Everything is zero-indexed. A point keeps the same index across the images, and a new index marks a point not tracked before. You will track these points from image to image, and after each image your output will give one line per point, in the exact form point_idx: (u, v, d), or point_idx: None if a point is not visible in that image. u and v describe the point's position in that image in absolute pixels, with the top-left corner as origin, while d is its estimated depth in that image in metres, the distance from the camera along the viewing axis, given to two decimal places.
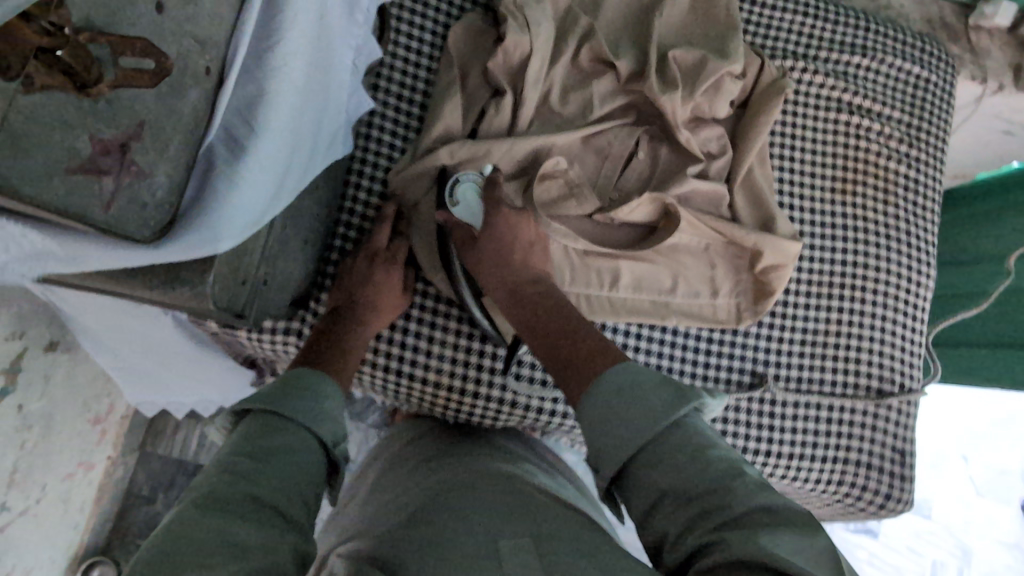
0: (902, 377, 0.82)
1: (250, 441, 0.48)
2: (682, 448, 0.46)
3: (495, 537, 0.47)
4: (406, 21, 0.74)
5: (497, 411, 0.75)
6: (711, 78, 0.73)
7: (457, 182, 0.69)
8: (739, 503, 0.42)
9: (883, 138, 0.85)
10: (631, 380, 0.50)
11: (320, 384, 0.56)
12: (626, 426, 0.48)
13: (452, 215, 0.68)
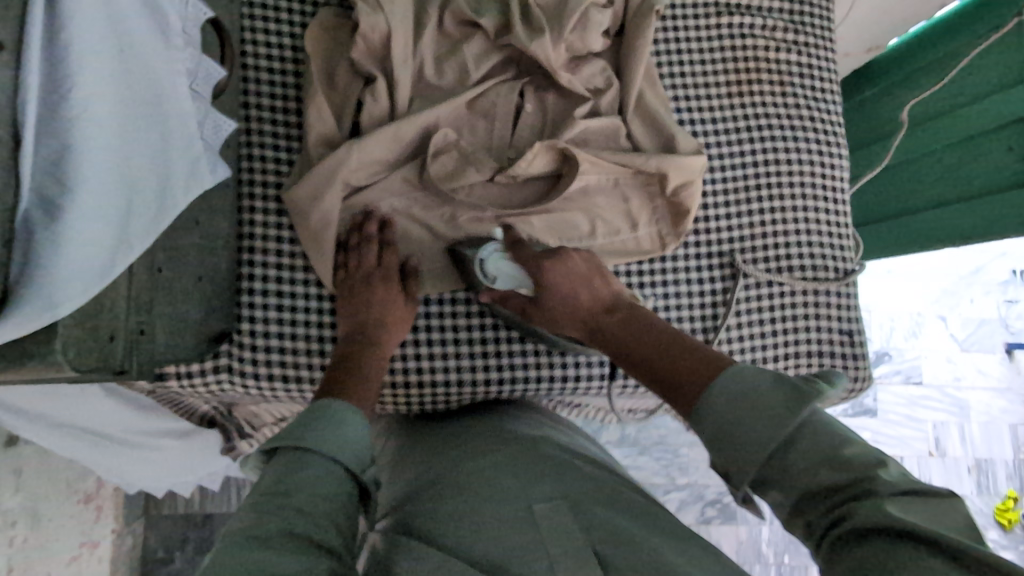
0: (834, 261, 0.83)
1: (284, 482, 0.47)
2: (818, 436, 0.44)
3: (531, 504, 0.52)
4: (261, 32, 0.72)
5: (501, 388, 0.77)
6: (576, 13, 0.70)
7: (482, 262, 0.70)
8: (885, 488, 0.40)
9: (768, 31, 0.84)
10: (738, 391, 0.48)
11: (339, 411, 0.53)
12: (760, 429, 0.45)
13: (495, 290, 0.70)
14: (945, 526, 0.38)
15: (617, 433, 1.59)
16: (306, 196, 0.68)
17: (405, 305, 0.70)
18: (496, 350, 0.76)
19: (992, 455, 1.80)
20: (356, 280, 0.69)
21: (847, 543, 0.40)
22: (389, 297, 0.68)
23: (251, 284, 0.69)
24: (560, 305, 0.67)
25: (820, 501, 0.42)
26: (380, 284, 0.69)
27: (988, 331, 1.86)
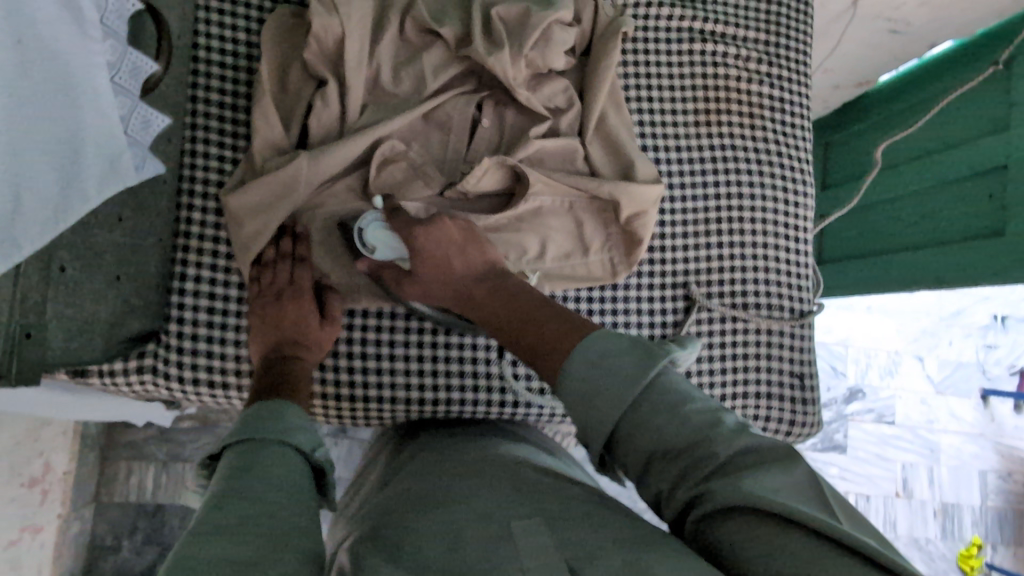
0: (790, 302, 0.81)
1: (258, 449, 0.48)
2: (655, 408, 0.45)
3: (505, 523, 0.45)
4: (216, 27, 0.70)
5: (459, 409, 0.76)
6: (538, 30, 0.69)
7: (362, 234, 0.67)
8: (722, 451, 0.42)
9: (741, 61, 0.82)
10: (591, 363, 0.49)
11: (288, 405, 0.54)
12: (605, 398, 0.46)
13: (374, 260, 0.68)
14: (799, 492, 0.39)
15: (582, 452, 1.57)
16: (241, 198, 0.65)
17: (325, 324, 0.69)
18: (446, 368, 0.75)
19: (959, 500, 1.79)
20: (263, 295, 0.67)
21: (715, 521, 0.40)
22: (311, 314, 0.67)
23: (182, 284, 0.67)
24: (434, 270, 0.66)
25: (675, 468, 0.43)
26: (296, 296, 0.66)
27: (965, 374, 1.85)
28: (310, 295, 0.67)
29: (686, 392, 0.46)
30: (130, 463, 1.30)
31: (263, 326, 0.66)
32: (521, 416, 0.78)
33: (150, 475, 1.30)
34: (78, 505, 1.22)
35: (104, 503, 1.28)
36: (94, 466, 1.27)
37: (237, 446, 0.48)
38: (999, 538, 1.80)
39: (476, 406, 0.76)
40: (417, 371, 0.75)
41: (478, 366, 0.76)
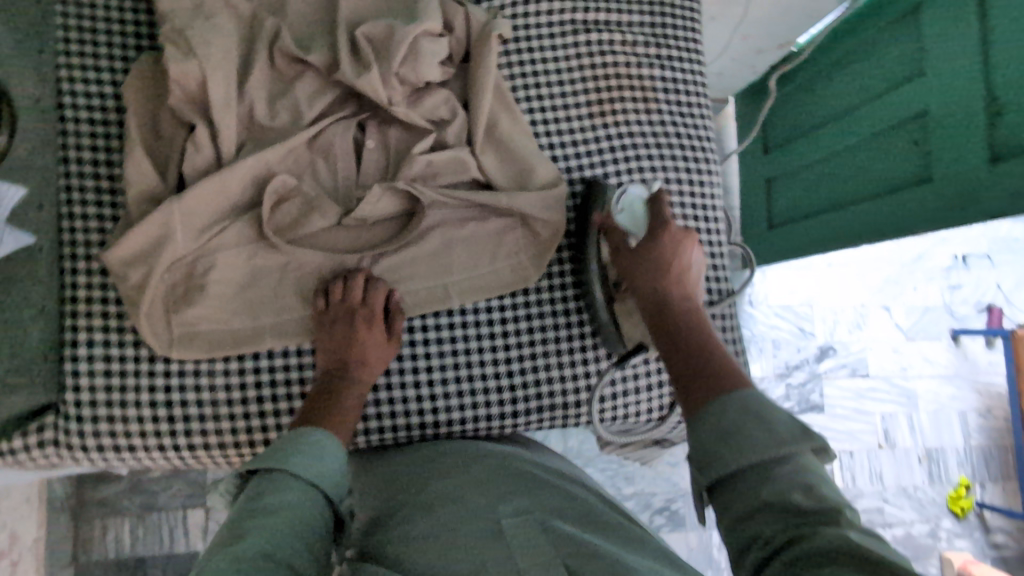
0: (709, 284, 0.81)
1: (257, 498, 0.55)
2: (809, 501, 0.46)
3: (499, 522, 0.57)
4: (81, 83, 0.68)
5: (394, 438, 0.73)
6: (404, 46, 0.67)
7: (625, 193, 0.76)
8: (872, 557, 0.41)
9: (629, 46, 0.81)
10: (753, 411, 0.52)
11: (286, 485, 0.56)
12: (746, 442, 0.50)
13: (614, 217, 0.75)
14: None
15: (560, 446, 1.57)
16: (120, 255, 0.64)
17: (386, 346, 0.71)
18: (387, 397, 0.73)
19: (942, 444, 1.79)
20: (337, 313, 0.70)
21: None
22: (382, 344, 0.70)
23: (74, 350, 0.65)
24: (653, 267, 0.72)
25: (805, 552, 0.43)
26: (370, 327, 0.69)
27: (933, 318, 1.85)
28: (380, 321, 0.70)
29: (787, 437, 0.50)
30: (103, 522, 1.28)
31: (331, 336, 0.69)
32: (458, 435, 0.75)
33: (126, 530, 1.29)
34: None
35: (83, 563, 1.27)
36: (67, 528, 1.26)
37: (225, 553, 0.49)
38: (986, 475, 1.81)
39: (399, 433, 0.73)
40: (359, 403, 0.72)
41: (421, 391, 0.73)
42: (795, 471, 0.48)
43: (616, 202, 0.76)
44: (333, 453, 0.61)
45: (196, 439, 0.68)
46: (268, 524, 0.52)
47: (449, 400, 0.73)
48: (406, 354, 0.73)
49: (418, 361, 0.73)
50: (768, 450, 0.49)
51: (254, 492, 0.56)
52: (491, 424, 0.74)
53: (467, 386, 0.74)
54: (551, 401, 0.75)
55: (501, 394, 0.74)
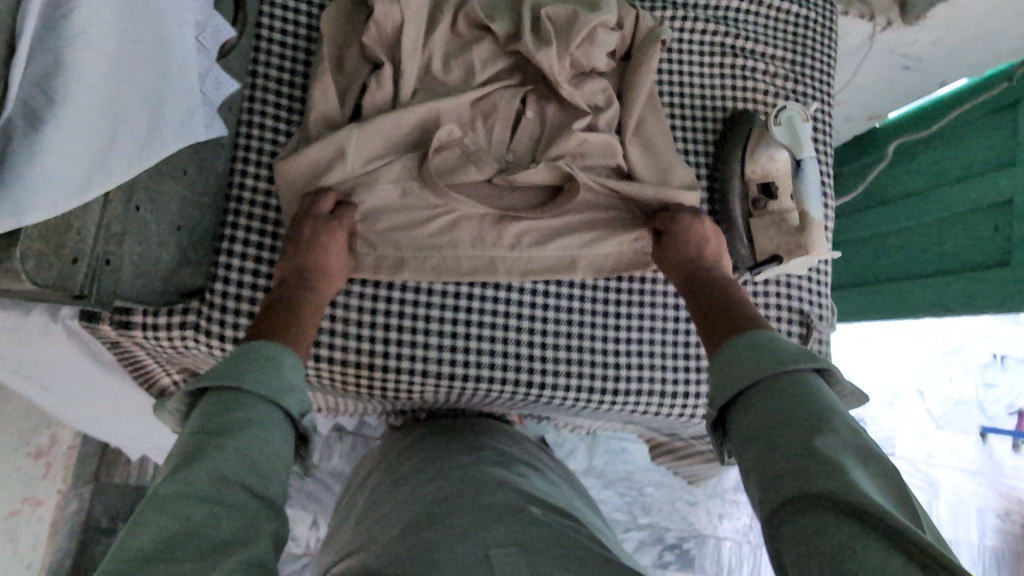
0: (812, 308, 0.83)
1: (207, 419, 0.47)
2: (771, 417, 0.47)
3: (487, 551, 0.52)
4: (280, 8, 0.74)
5: (497, 388, 0.77)
6: (584, 31, 0.73)
7: (781, 109, 0.78)
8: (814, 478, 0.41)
9: (768, 77, 0.87)
10: (761, 341, 0.54)
11: (286, 356, 0.54)
12: (747, 370, 0.51)
13: (768, 129, 0.78)
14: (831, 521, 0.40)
15: (586, 461, 1.58)
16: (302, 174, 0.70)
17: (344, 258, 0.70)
18: (498, 349, 0.77)
19: (958, 538, 1.77)
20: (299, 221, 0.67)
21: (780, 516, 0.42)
22: (343, 256, 0.69)
23: (232, 245, 0.69)
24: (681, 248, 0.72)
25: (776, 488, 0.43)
26: (330, 233, 0.67)
27: (964, 412, 1.86)
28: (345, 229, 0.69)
29: (791, 361, 0.50)
30: None
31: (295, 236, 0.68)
32: (557, 401, 0.79)
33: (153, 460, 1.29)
34: (78, 485, 1.20)
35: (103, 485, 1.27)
36: (98, 445, 1.26)
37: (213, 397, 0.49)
38: None
39: (502, 385, 0.77)
40: (473, 347, 0.77)
41: (532, 349, 0.78)
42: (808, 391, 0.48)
43: (773, 117, 0.78)
44: (293, 359, 0.54)
45: None
46: (226, 451, 0.45)
47: (556, 365, 0.78)
48: (524, 313, 0.78)
49: (534, 323, 0.78)
50: (777, 387, 0.49)
51: (206, 413, 0.48)
52: (589, 394, 0.79)
53: (574, 354, 0.79)
54: (647, 381, 0.80)
55: (604, 367, 0.79)
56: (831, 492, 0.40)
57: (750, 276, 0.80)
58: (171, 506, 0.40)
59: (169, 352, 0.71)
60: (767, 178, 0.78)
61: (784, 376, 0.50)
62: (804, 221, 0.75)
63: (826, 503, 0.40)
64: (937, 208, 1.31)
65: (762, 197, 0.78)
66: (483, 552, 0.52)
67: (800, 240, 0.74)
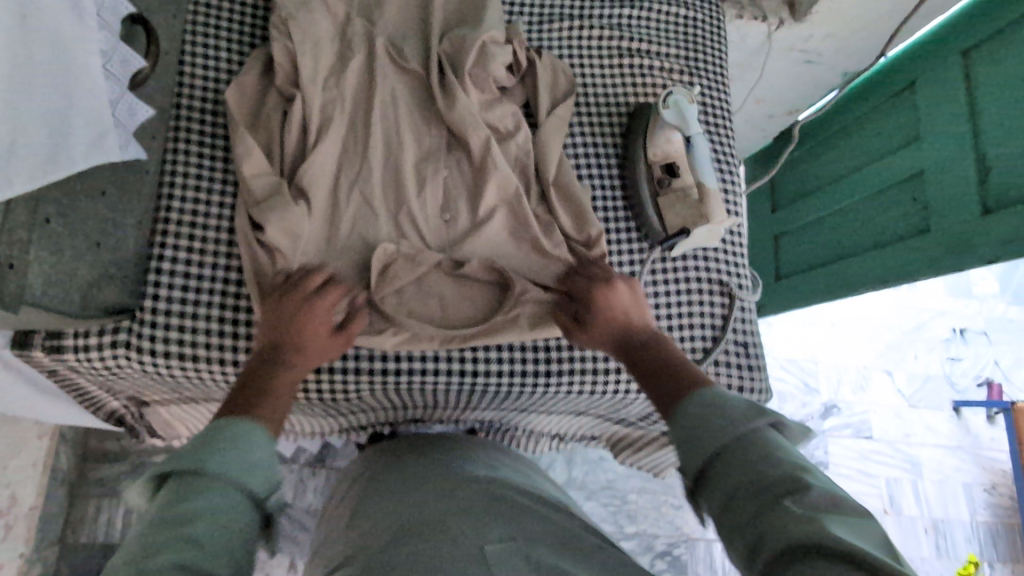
0: (730, 278, 0.87)
1: (167, 506, 0.43)
2: (742, 470, 0.48)
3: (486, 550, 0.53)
4: (201, 47, 0.80)
5: (432, 380, 0.80)
6: (474, 50, 0.80)
7: (668, 94, 0.83)
8: (795, 535, 0.41)
9: (665, 72, 0.94)
10: (706, 398, 0.55)
11: (255, 430, 0.51)
12: (698, 439, 0.53)
13: (661, 114, 0.82)
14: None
15: (565, 474, 1.57)
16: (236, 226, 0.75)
17: (337, 340, 0.70)
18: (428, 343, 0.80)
19: (948, 516, 1.77)
20: (279, 295, 0.69)
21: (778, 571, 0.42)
22: (323, 323, 0.69)
23: (159, 263, 0.72)
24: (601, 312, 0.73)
25: (768, 549, 0.43)
26: (296, 306, 0.68)
27: (934, 387, 1.89)
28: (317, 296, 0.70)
29: (750, 422, 0.51)
30: (99, 501, 1.25)
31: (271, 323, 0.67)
32: (493, 389, 0.82)
33: (120, 514, 1.26)
34: (41, 546, 1.17)
35: (68, 545, 1.23)
36: (62, 503, 1.22)
37: (176, 478, 0.46)
38: (994, 554, 1.77)
39: (436, 377, 0.80)
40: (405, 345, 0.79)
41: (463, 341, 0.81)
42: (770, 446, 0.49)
43: (661, 103, 0.83)
44: (259, 439, 0.51)
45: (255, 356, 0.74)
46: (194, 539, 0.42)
47: (488, 353, 0.81)
48: None
49: None
50: (744, 451, 0.49)
51: (168, 495, 0.44)
52: (523, 377, 0.82)
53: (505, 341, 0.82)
54: (577, 361, 0.83)
55: (535, 352, 0.82)
56: (815, 544, 0.40)
57: (665, 250, 0.85)
58: None
59: (104, 374, 0.73)
60: (668, 159, 0.82)
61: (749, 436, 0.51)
62: (702, 193, 0.80)
63: (806, 554, 0.41)
64: (863, 189, 1.38)
65: (665, 177, 0.83)
66: (484, 546, 0.54)
67: (701, 211, 0.79)
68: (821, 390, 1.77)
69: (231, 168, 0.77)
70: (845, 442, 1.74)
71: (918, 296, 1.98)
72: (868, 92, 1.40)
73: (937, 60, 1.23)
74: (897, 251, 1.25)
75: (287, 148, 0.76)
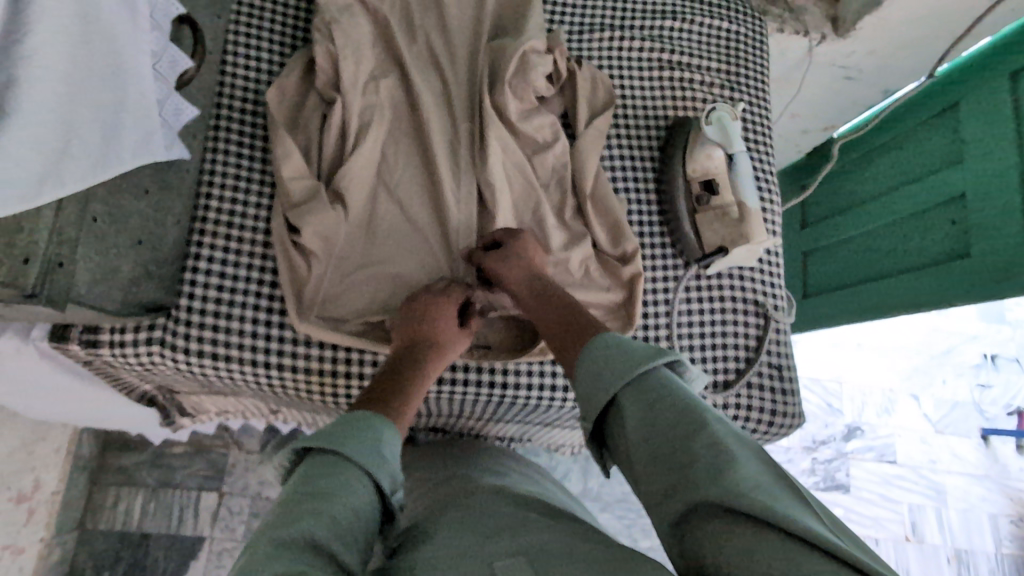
0: (767, 300, 0.85)
1: (307, 480, 0.48)
2: (642, 410, 0.49)
3: (490, 562, 0.49)
4: (243, 47, 0.80)
5: (461, 390, 0.79)
6: (517, 57, 0.79)
7: (712, 110, 0.82)
8: (709, 489, 0.41)
9: (705, 86, 0.92)
10: (612, 344, 0.56)
11: (386, 427, 0.55)
12: (600, 381, 0.53)
13: (702, 130, 0.82)
14: (754, 545, 0.38)
15: (580, 484, 1.55)
16: (272, 229, 0.75)
17: (460, 334, 0.73)
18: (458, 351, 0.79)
19: (972, 547, 1.72)
20: (422, 293, 0.73)
21: (699, 527, 0.42)
22: (454, 322, 0.72)
23: (197, 262, 0.73)
24: (507, 268, 0.72)
25: (681, 501, 0.43)
26: (441, 303, 0.72)
27: (962, 413, 1.84)
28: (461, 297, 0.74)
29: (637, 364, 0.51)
30: (119, 489, 1.26)
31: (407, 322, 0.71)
32: (522, 402, 0.81)
33: (138, 502, 1.27)
34: (62, 531, 1.18)
35: (87, 531, 1.24)
36: (82, 490, 1.24)
37: (311, 457, 0.51)
38: None
39: (465, 387, 0.79)
40: None
41: (494, 350, 0.80)
42: (664, 387, 0.50)
43: (704, 118, 0.82)
44: (387, 432, 0.55)
45: (288, 359, 0.74)
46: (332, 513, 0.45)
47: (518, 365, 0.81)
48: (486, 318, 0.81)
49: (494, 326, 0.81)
50: (643, 394, 0.50)
51: (306, 472, 0.49)
52: (552, 391, 0.81)
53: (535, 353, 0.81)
54: None
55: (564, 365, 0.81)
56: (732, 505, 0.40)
57: (700, 267, 0.83)
58: (265, 555, 0.41)
59: (139, 370, 0.74)
60: (707, 176, 0.81)
61: (644, 378, 0.51)
62: (742, 213, 0.79)
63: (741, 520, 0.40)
64: (899, 210, 1.34)
65: (704, 193, 0.82)
66: (491, 562, 0.50)
67: (741, 230, 0.78)
68: (845, 412, 1.74)
69: (269, 169, 0.78)
70: (869, 467, 1.70)
71: (948, 320, 1.93)
72: (908, 111, 1.37)
73: (983, 81, 1.20)
74: (934, 275, 1.22)
75: (325, 152, 0.76)
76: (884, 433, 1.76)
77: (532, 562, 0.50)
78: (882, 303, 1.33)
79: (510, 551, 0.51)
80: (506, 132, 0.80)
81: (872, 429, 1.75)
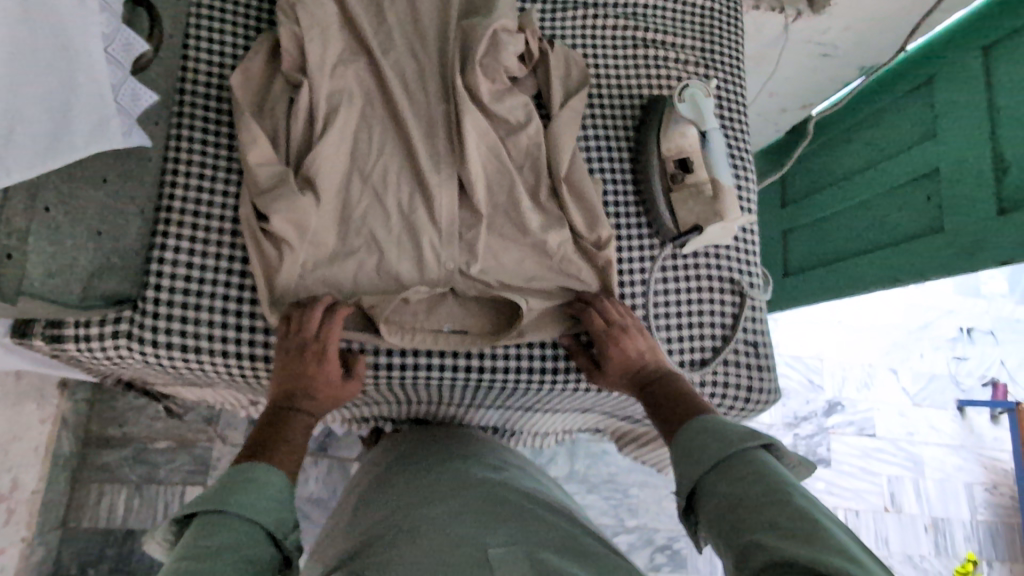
0: (743, 278, 0.86)
1: (194, 540, 0.48)
2: (734, 482, 0.55)
3: (487, 552, 0.52)
4: (205, 30, 0.78)
5: (439, 376, 0.78)
6: (488, 37, 0.78)
7: (684, 87, 0.82)
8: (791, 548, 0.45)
9: (681, 64, 0.92)
10: (707, 425, 0.62)
11: (269, 476, 0.56)
12: (699, 456, 0.59)
13: (676, 107, 0.81)
14: None
15: (567, 466, 1.57)
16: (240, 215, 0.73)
17: (341, 383, 0.71)
18: None
19: (949, 514, 1.77)
20: (293, 341, 0.69)
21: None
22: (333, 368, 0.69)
23: (163, 251, 0.71)
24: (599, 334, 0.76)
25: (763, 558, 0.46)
26: (314, 350, 0.68)
27: (939, 386, 1.88)
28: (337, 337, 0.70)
29: (740, 443, 0.57)
30: (101, 487, 1.25)
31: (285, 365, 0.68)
32: (500, 385, 0.81)
33: (122, 499, 1.25)
34: (44, 531, 1.16)
35: (71, 530, 1.22)
36: (65, 488, 1.22)
37: (202, 516, 0.50)
38: (993, 553, 1.78)
39: (442, 372, 0.79)
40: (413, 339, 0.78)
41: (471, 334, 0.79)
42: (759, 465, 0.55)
43: (677, 95, 0.82)
44: (274, 481, 0.55)
45: (260, 348, 0.73)
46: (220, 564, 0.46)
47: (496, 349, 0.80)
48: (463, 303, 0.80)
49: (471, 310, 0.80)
50: (736, 470, 0.56)
51: (194, 534, 0.48)
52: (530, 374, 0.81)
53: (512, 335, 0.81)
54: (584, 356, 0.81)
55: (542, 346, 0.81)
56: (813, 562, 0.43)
57: (676, 247, 0.83)
58: None
59: (108, 364, 0.72)
60: (681, 154, 0.80)
61: (738, 456, 0.57)
62: (716, 189, 0.79)
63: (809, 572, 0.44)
64: (876, 187, 1.35)
65: (679, 172, 0.81)
66: (488, 552, 0.52)
67: (715, 209, 0.78)
68: (826, 388, 1.76)
69: (235, 156, 0.76)
70: (849, 441, 1.74)
71: (925, 295, 1.97)
72: (884, 87, 1.38)
73: (957, 56, 1.20)
74: (909, 251, 1.24)
75: (293, 138, 0.75)
76: (865, 407, 1.79)
77: (530, 557, 0.52)
78: (860, 279, 1.35)
79: (506, 543, 0.54)
80: (479, 115, 0.79)
81: (852, 403, 1.78)
